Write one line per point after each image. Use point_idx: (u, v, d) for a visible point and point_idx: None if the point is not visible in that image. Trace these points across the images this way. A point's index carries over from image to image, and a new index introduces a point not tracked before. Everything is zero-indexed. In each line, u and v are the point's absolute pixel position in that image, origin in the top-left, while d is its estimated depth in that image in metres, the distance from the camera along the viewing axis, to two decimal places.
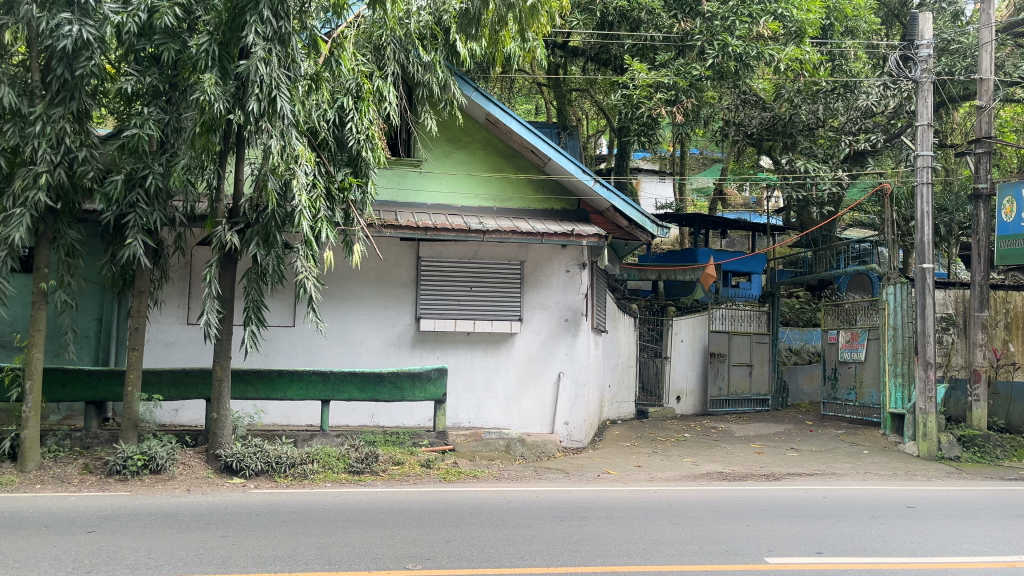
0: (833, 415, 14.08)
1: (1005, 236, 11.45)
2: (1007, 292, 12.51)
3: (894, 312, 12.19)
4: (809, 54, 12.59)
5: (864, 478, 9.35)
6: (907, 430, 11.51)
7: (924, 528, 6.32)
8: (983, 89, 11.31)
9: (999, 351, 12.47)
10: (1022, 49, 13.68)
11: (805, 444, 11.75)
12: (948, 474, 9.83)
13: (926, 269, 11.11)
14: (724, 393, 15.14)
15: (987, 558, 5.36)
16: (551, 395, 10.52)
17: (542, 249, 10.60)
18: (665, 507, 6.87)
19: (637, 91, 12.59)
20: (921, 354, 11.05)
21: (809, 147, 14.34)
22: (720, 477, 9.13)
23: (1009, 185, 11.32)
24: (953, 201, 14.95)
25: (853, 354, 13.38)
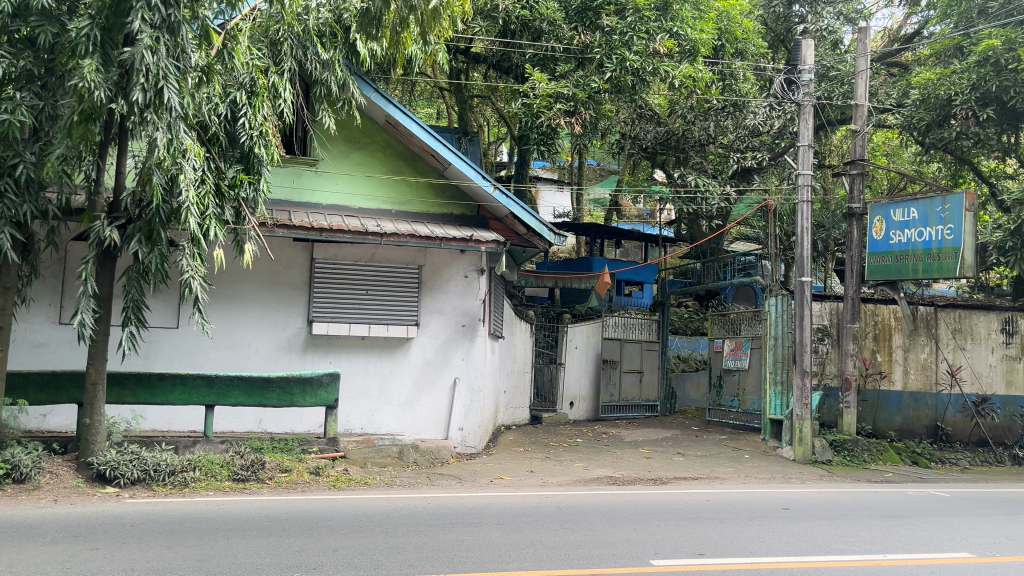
0: (717, 421, 14.59)
1: (875, 252, 12.19)
2: (875, 305, 13.34)
3: (776, 323, 12.75)
4: (702, 73, 13.09)
5: (744, 481, 9.74)
6: (785, 435, 12.08)
7: (799, 529, 6.64)
8: (857, 114, 12.02)
9: (868, 361, 13.18)
10: (892, 78, 14.70)
11: (690, 449, 12.13)
12: (821, 477, 10.39)
13: (803, 282, 11.71)
14: (615, 399, 15.52)
15: (854, 557, 5.66)
16: (446, 401, 10.48)
17: (441, 254, 10.57)
18: (556, 512, 6.94)
19: (537, 101, 12.71)
20: (799, 363, 11.62)
21: (700, 163, 14.83)
22: (609, 482, 9.31)
23: (879, 205, 12.13)
24: (829, 219, 15.93)
25: (737, 362, 13.95)
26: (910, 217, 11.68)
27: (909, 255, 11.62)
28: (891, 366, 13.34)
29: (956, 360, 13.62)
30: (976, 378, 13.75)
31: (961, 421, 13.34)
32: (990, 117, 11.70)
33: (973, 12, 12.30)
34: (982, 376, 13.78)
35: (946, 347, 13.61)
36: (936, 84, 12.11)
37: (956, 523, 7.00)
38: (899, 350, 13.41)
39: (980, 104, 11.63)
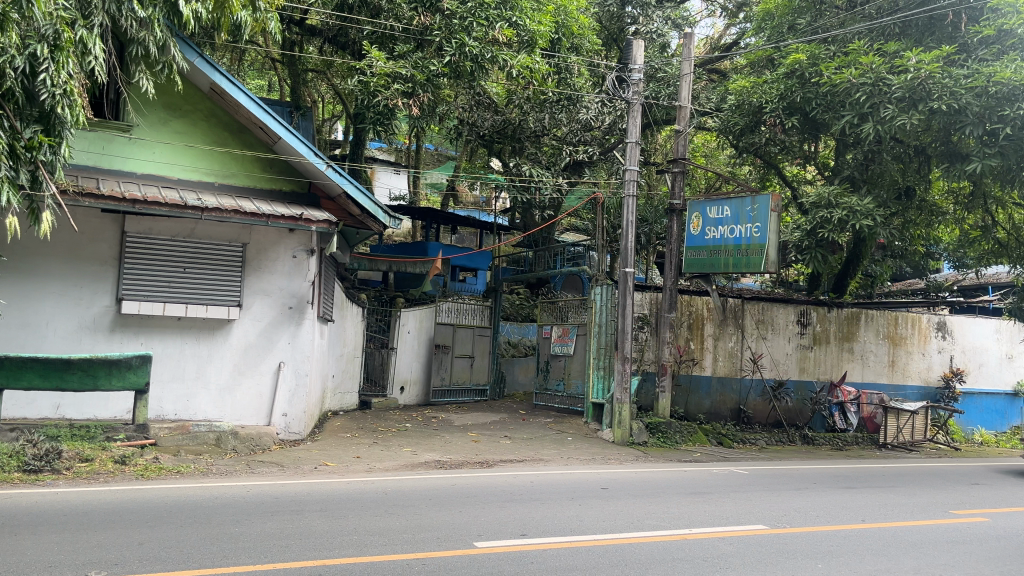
0: (543, 405, 15.02)
1: (692, 247, 13.01)
2: (690, 297, 14.20)
3: (601, 311, 13.30)
4: (539, 65, 13.31)
5: (566, 463, 10.12)
6: (605, 418, 12.65)
7: (616, 509, 6.97)
8: (681, 116, 12.75)
9: (682, 348, 14.01)
10: (712, 84, 15.70)
11: (517, 432, 12.41)
12: (636, 458, 10.98)
13: (627, 273, 12.26)
14: (446, 383, 15.55)
15: (662, 532, 6.03)
16: (270, 385, 10.08)
17: (267, 233, 10.13)
18: (381, 498, 6.87)
19: (373, 79, 12.41)
20: (620, 349, 12.19)
21: (534, 153, 15.17)
22: (436, 466, 9.34)
23: (697, 203, 12.96)
24: (652, 214, 16.82)
25: (563, 348, 14.42)
26: (723, 215, 12.53)
27: (722, 250, 12.45)
28: (702, 353, 14.26)
29: (758, 348, 14.80)
30: (775, 365, 15.01)
31: (760, 404, 14.68)
32: (794, 125, 12.69)
33: (784, 27, 13.39)
34: (779, 364, 15.05)
35: (750, 337, 14.75)
36: (750, 92, 13.05)
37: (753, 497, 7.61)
38: (710, 338, 14.38)
39: (786, 113, 12.58)
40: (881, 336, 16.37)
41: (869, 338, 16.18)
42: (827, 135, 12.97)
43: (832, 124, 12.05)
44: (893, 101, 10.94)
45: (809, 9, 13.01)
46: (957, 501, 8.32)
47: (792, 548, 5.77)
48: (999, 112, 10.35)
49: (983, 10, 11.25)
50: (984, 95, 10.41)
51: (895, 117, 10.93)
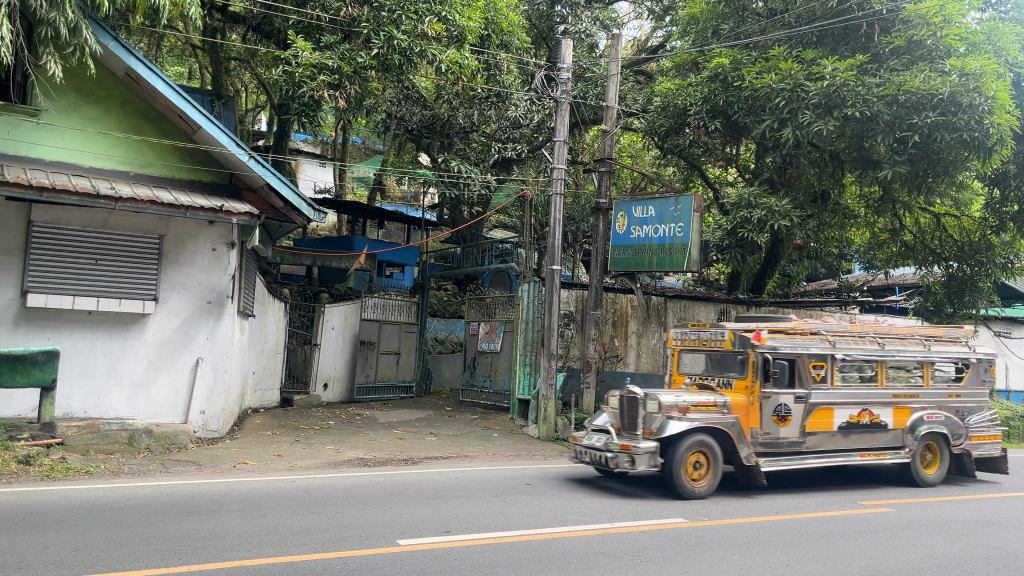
0: (470, 402, 14.99)
1: (618, 245, 13.18)
2: (615, 294, 14.40)
3: (528, 308, 13.37)
4: (467, 60, 13.31)
5: (491, 459, 10.14)
6: (531, 414, 12.72)
7: (539, 505, 7.02)
8: (607, 116, 12.92)
9: (607, 345, 14.19)
10: (638, 85, 15.94)
11: (442, 429, 12.36)
12: (561, 453, 11.09)
13: (554, 271, 12.35)
14: (370, 380, 15.30)
15: (585, 526, 6.10)
16: (187, 382, 9.78)
17: (186, 225, 9.84)
18: (302, 496, 6.74)
19: (299, 70, 12.17)
20: (546, 346, 12.28)
21: (463, 150, 15.19)
22: (360, 463, 9.23)
23: (623, 202, 13.17)
24: (579, 213, 16.97)
25: (490, 344, 14.44)
26: (647, 214, 12.75)
27: (646, 249, 12.66)
28: (625, 350, 14.51)
29: None
30: None
31: None
32: (717, 129, 12.96)
33: (708, 32, 13.71)
34: None
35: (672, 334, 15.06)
36: (675, 94, 13.30)
37: (672, 488, 7.77)
38: (633, 335, 14.62)
39: (710, 116, 12.85)
40: None
41: None
42: (747, 139, 13.33)
43: (753, 128, 12.37)
44: (811, 107, 11.28)
45: (732, 15, 13.34)
46: (864, 493, 8.68)
47: (709, 540, 5.92)
48: (909, 120, 10.85)
49: (894, 22, 11.76)
50: (894, 103, 10.89)
51: (812, 123, 11.25)
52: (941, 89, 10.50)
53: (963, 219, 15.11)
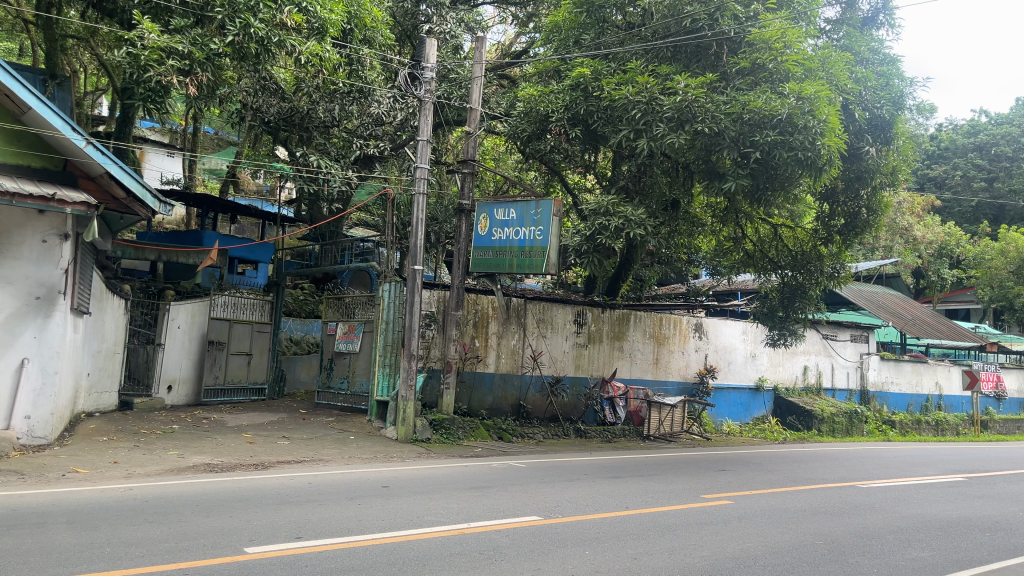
0: (325, 404, 14.59)
1: (479, 247, 13.22)
2: (477, 295, 14.44)
3: (388, 308, 13.20)
4: (329, 53, 12.94)
5: (347, 462, 9.93)
6: (390, 416, 12.58)
7: (377, 506, 6.83)
8: (471, 118, 12.97)
9: (467, 346, 14.22)
10: (502, 89, 16.10)
11: (296, 432, 11.97)
12: (419, 455, 11.02)
13: (416, 271, 12.27)
14: (219, 382, 14.70)
15: (441, 528, 6.08)
16: (9, 385, 8.91)
17: (10, 214, 9.05)
18: (141, 505, 6.34)
19: (146, 52, 11.38)
20: (407, 346, 12.17)
21: (323, 144, 14.89)
22: (206, 470, 8.78)
23: (485, 204, 13.21)
24: (442, 213, 16.89)
25: (348, 345, 14.14)
26: (509, 217, 12.89)
27: (507, 251, 12.80)
28: (486, 350, 14.57)
29: (538, 346, 15.41)
30: (553, 362, 15.72)
31: (538, 399, 15.36)
32: (577, 136, 13.31)
33: (571, 40, 14.02)
34: (557, 360, 15.77)
35: (531, 335, 15.31)
36: (537, 100, 13.49)
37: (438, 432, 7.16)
38: (494, 336, 14.69)
39: (570, 123, 13.16)
40: (648, 335, 17.68)
41: (636, 338, 17.41)
42: (605, 147, 13.72)
43: (610, 137, 12.75)
44: (665, 120, 11.81)
45: (593, 25, 13.72)
46: (706, 486, 9.15)
47: (562, 536, 6.05)
48: (752, 137, 11.59)
49: (740, 44, 12.52)
50: (740, 120, 11.60)
51: (665, 136, 11.74)
52: (780, 110, 11.28)
53: (797, 230, 16.02)
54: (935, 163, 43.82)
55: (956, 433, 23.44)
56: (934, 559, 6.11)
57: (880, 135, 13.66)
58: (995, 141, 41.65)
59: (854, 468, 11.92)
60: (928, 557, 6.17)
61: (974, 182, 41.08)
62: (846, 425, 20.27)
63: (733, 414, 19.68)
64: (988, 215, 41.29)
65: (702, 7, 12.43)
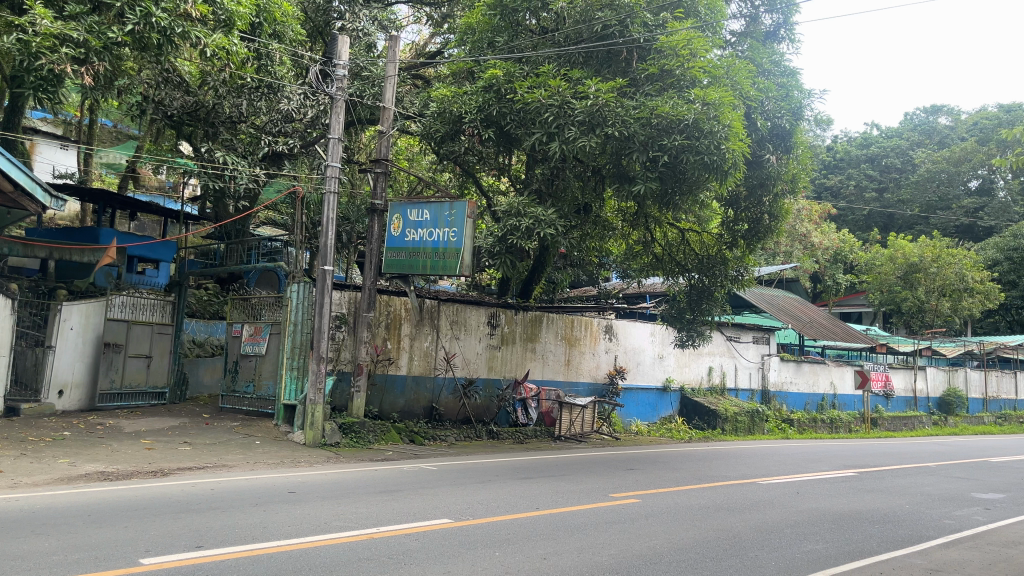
0: (230, 408, 14.16)
1: (392, 247, 12.99)
2: (389, 296, 14.27)
3: (296, 309, 12.94)
4: (236, 47, 12.62)
5: (252, 468, 9.65)
6: (297, 420, 12.28)
7: (283, 512, 6.66)
8: (384, 116, 12.87)
9: (379, 348, 14.01)
10: (416, 89, 16.01)
11: (198, 437, 11.56)
12: (327, 459, 10.81)
13: (326, 271, 12.04)
14: (116, 387, 14.03)
15: (349, 533, 5.97)
16: None
17: None
18: (27, 517, 5.99)
19: (37, 39, 10.79)
20: (315, 349, 11.92)
21: (230, 140, 14.29)
22: (100, 478, 8.37)
23: (398, 204, 13.06)
24: (354, 213, 16.63)
25: (255, 348, 13.76)
26: (422, 218, 12.80)
27: (420, 252, 12.70)
28: (398, 352, 14.41)
29: (451, 348, 15.35)
30: (466, 364, 15.68)
31: (450, 401, 15.30)
32: (491, 138, 13.30)
33: (483, 43, 13.97)
34: (470, 362, 15.74)
35: (444, 337, 15.23)
36: (451, 101, 13.40)
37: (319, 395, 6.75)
38: (406, 338, 14.55)
39: (483, 125, 13.12)
40: (559, 337, 17.88)
41: (548, 339, 17.57)
42: (519, 150, 13.79)
43: (523, 139, 12.81)
44: (576, 124, 12.01)
45: (506, 28, 13.78)
46: (615, 486, 9.32)
47: (472, 539, 6.05)
48: (660, 141, 11.89)
49: (649, 51, 12.81)
50: (648, 125, 11.88)
51: (577, 139, 11.95)
52: (686, 115, 11.61)
53: (703, 234, 16.42)
54: (832, 173, 45.96)
55: (849, 430, 24.58)
56: (828, 551, 6.40)
57: (781, 144, 14.27)
58: (885, 154, 44.02)
59: (754, 466, 12.37)
60: (822, 549, 6.45)
61: (866, 192, 43.29)
62: (748, 424, 20.99)
63: (641, 414, 20.11)
64: (879, 224, 43.58)
65: (613, 14, 12.71)
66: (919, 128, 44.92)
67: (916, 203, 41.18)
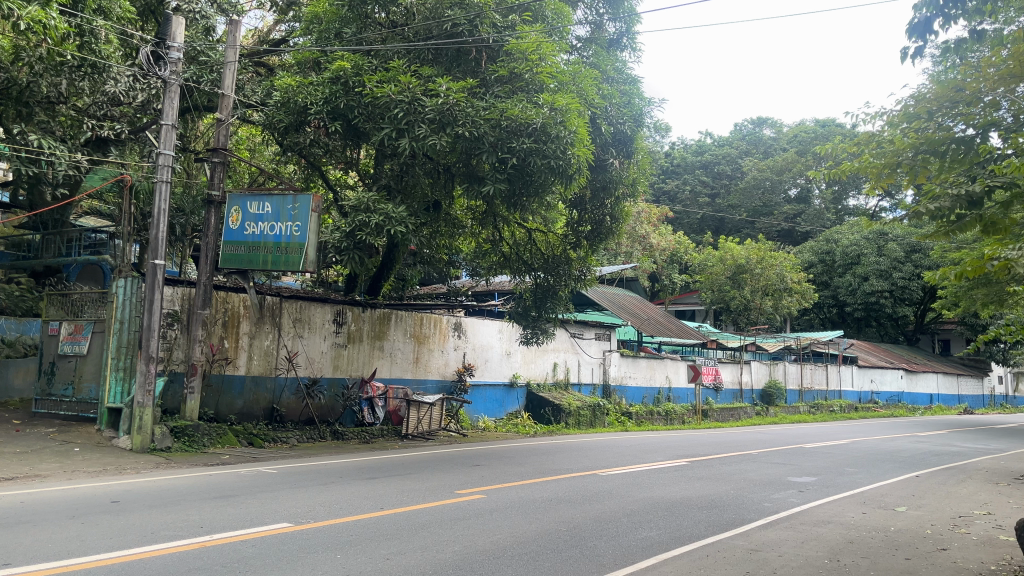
0: (45, 413, 13.00)
1: (230, 241, 12.43)
2: (226, 293, 13.64)
3: (122, 305, 12.06)
4: (56, 22, 11.55)
5: (70, 477, 8.90)
6: (122, 424, 11.48)
7: (103, 522, 6.19)
8: (222, 104, 12.27)
9: (214, 347, 13.37)
10: (258, 78, 15.35)
11: (7, 446, 10.54)
12: (156, 465, 10.17)
13: (157, 265, 11.31)
14: None
15: (179, 542, 5.65)
16: None
17: None
18: None
19: None
20: (144, 348, 11.19)
21: (46, 122, 13.13)
22: None
23: (237, 196, 12.46)
24: (189, 204, 15.65)
25: (74, 347, 12.73)
26: (264, 211, 12.30)
27: (261, 247, 12.20)
28: (236, 352, 13.79)
29: (293, 346, 14.87)
30: (309, 363, 15.23)
31: (292, 402, 14.80)
32: (338, 130, 12.82)
33: (330, 34, 13.54)
34: (313, 361, 15.31)
35: (286, 335, 14.73)
36: (296, 91, 12.83)
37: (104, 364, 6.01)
38: (245, 337, 13.95)
39: (330, 117, 12.67)
40: (408, 335, 17.74)
41: (396, 337, 17.39)
42: (366, 144, 13.54)
43: (372, 134, 12.56)
44: (426, 121, 11.90)
45: (355, 20, 13.41)
46: (461, 483, 9.36)
47: (313, 542, 5.87)
48: (508, 143, 12.07)
49: (499, 52, 13.01)
50: (498, 127, 12.04)
51: (427, 137, 11.83)
52: (534, 119, 11.91)
53: (549, 234, 16.80)
54: (669, 177, 48.31)
55: (682, 422, 25.93)
56: (659, 537, 6.73)
57: (623, 149, 14.91)
58: (717, 161, 46.84)
59: (595, 458, 12.81)
60: (655, 536, 6.77)
61: (700, 197, 45.89)
62: (590, 418, 21.71)
63: (489, 410, 20.33)
64: (711, 227, 46.34)
65: (462, 13, 12.77)
66: (746, 138, 48.13)
67: (744, 208, 44.14)
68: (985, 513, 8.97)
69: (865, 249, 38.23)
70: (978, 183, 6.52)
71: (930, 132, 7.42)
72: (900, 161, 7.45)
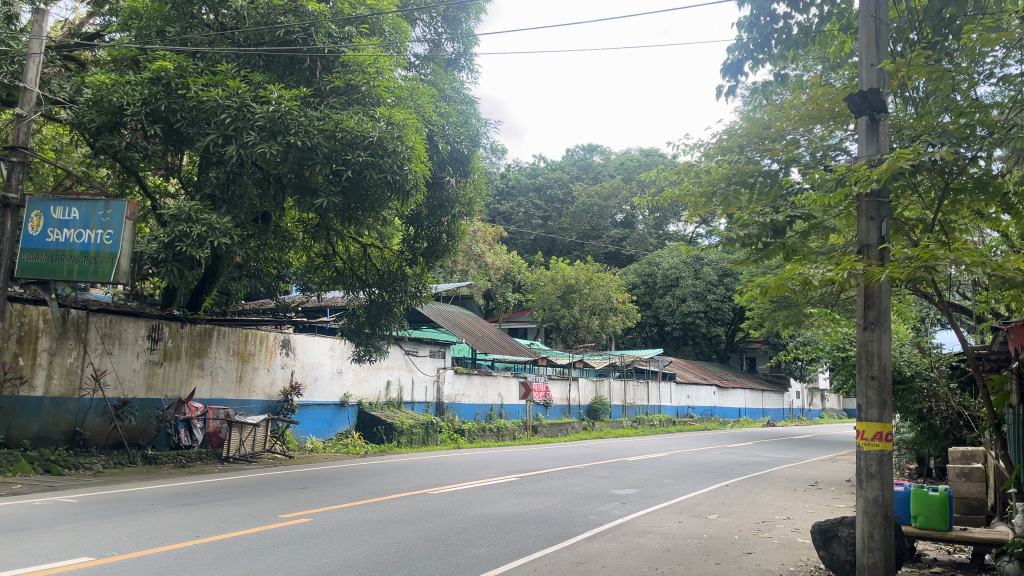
0: None
1: (27, 248, 11.28)
2: (23, 305, 12.41)
3: None
4: None
5: None
6: None
7: None
8: (23, 99, 11.20)
9: (6, 365, 12.12)
10: (66, 72, 14.15)
11: None
12: None
13: None
14: None
15: None
16: None
17: None
18: None
19: None
20: None
21: None
22: None
23: (38, 200, 11.38)
24: None
25: None
26: (70, 217, 11.31)
27: (65, 255, 11.19)
28: (33, 370, 12.57)
29: (101, 364, 13.73)
30: (119, 383, 14.11)
31: (98, 425, 13.64)
32: (156, 134, 12.06)
33: (150, 31, 12.70)
34: (124, 381, 14.19)
35: (92, 352, 13.56)
36: (110, 89, 11.77)
37: None
38: (44, 353, 12.74)
39: (148, 120, 11.83)
40: (230, 352, 16.87)
41: (218, 355, 16.48)
42: (190, 150, 12.80)
43: (196, 140, 11.89)
44: (255, 128, 11.44)
45: (178, 19, 12.68)
46: (286, 506, 8.97)
47: None
48: (343, 155, 11.82)
49: (334, 63, 12.76)
50: (332, 138, 11.78)
51: (256, 145, 11.37)
52: (371, 132, 11.78)
53: (384, 250, 16.59)
54: (504, 198, 49.26)
55: (513, 438, 26.32)
56: (489, 553, 6.78)
57: (459, 167, 15.05)
58: (550, 184, 48.40)
59: (427, 476, 12.73)
60: (485, 552, 6.80)
61: (533, 218, 47.07)
62: (423, 436, 21.56)
63: (318, 430, 19.67)
64: (543, 248, 47.63)
65: (296, 20, 12.40)
66: (577, 163, 50.22)
67: (574, 230, 45.82)
68: (784, 517, 9.75)
69: (683, 272, 41.01)
70: (783, 213, 7.08)
71: (741, 164, 8.04)
72: (716, 191, 8.03)
